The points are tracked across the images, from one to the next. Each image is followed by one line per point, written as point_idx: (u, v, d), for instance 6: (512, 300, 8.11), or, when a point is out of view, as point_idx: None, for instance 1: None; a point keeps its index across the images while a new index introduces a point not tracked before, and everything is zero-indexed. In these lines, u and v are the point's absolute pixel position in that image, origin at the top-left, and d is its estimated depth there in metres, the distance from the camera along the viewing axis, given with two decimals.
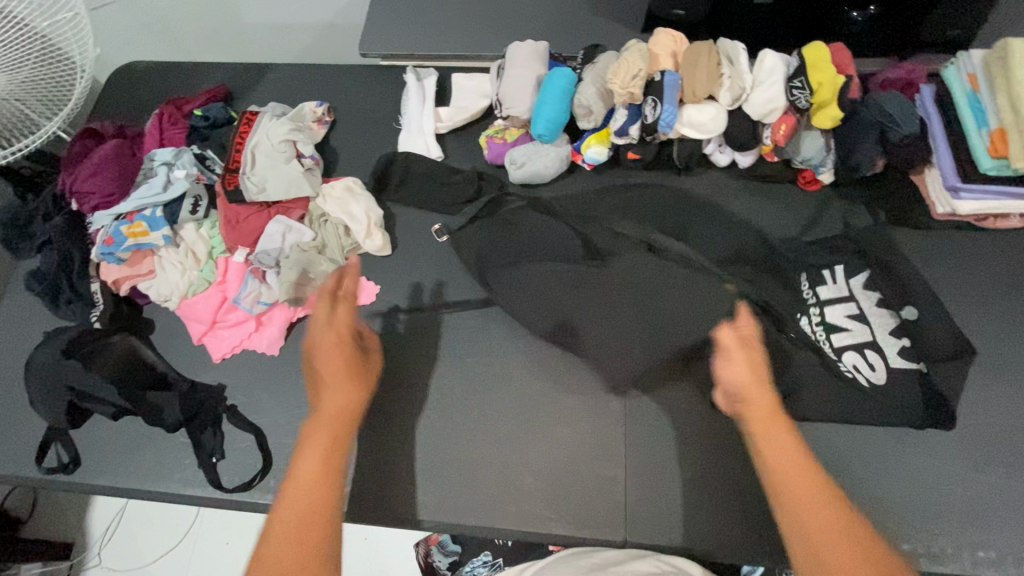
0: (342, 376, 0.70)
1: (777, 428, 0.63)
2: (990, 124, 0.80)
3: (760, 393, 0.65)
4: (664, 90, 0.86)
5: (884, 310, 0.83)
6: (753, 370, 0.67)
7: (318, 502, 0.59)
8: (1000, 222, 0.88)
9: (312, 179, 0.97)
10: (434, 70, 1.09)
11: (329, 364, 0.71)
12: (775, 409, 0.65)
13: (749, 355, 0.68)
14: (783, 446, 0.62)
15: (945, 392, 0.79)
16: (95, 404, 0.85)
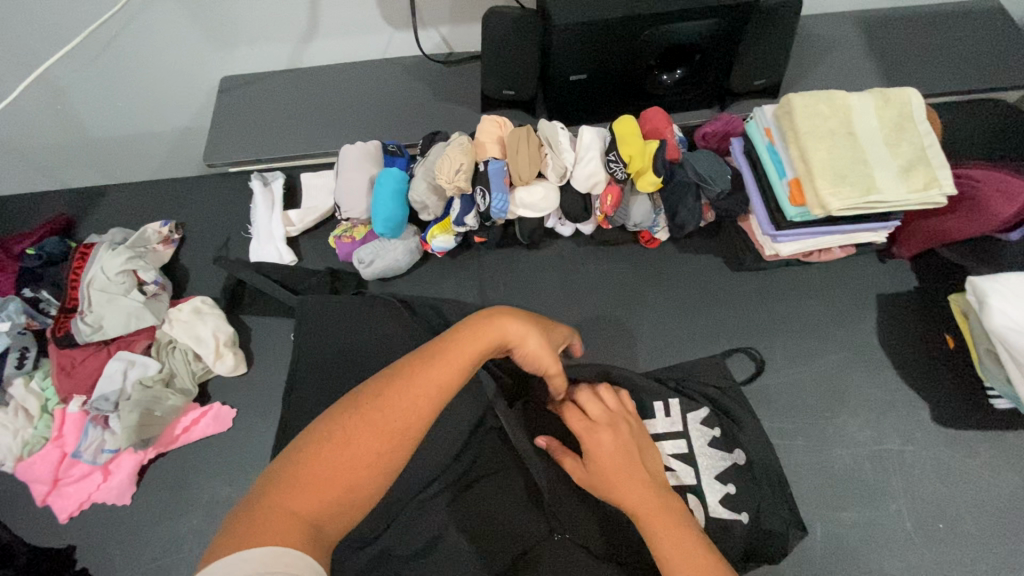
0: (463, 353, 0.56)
1: (655, 518, 0.59)
2: (788, 175, 0.85)
3: (642, 496, 0.61)
4: (489, 179, 0.89)
5: (713, 448, 0.81)
6: (615, 471, 0.63)
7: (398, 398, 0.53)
8: (823, 255, 0.93)
9: (156, 307, 0.93)
10: (282, 173, 1.09)
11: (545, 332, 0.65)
12: (649, 498, 0.61)
13: (616, 458, 0.64)
14: (670, 536, 0.58)
15: (774, 535, 0.76)
16: None
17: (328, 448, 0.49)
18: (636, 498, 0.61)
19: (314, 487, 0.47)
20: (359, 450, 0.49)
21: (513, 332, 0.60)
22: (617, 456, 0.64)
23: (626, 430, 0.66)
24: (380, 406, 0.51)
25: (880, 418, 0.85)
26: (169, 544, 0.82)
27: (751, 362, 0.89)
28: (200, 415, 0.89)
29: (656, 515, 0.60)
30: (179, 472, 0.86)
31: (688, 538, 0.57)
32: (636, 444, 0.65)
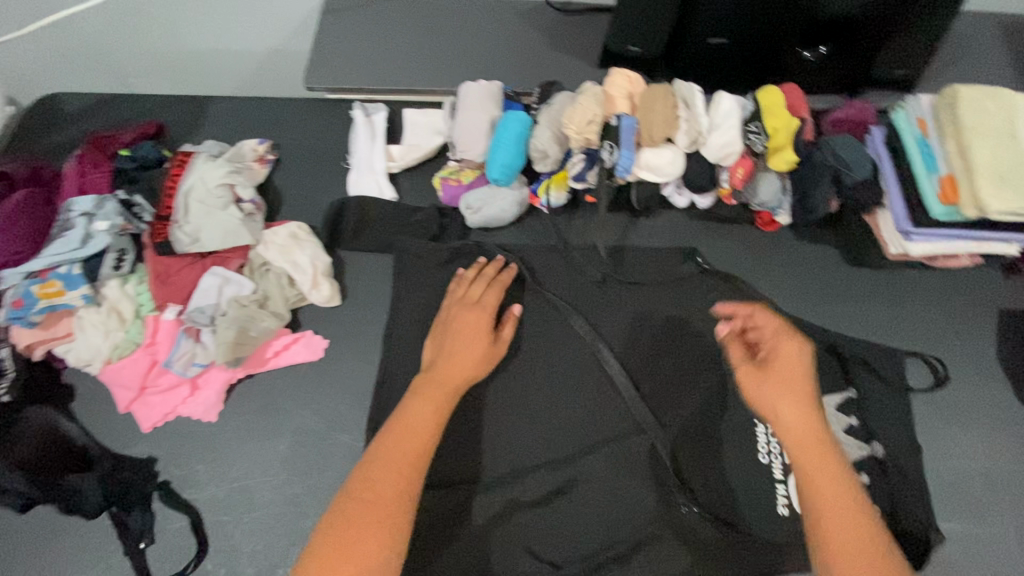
0: (458, 362, 0.78)
1: (824, 456, 0.65)
2: (940, 171, 0.81)
3: (817, 449, 0.65)
4: (620, 134, 0.84)
5: (850, 436, 0.79)
6: (800, 391, 0.67)
7: (412, 449, 0.70)
8: (947, 262, 0.89)
9: (252, 226, 0.89)
10: (384, 106, 1.04)
11: (467, 342, 0.80)
12: (825, 441, 0.65)
13: (794, 367, 0.69)
14: (824, 469, 0.64)
15: (909, 529, 0.75)
16: None
17: (357, 509, 0.64)
18: (795, 425, 0.66)
19: (359, 514, 0.64)
20: (402, 449, 0.69)
21: (462, 359, 0.78)
22: (798, 371, 0.69)
23: (800, 349, 0.71)
24: (381, 457, 0.69)
25: (993, 435, 0.82)
26: (253, 467, 0.81)
27: (932, 373, 0.85)
28: (292, 340, 0.87)
29: (819, 459, 0.64)
30: (266, 397, 0.84)
31: (846, 482, 0.64)
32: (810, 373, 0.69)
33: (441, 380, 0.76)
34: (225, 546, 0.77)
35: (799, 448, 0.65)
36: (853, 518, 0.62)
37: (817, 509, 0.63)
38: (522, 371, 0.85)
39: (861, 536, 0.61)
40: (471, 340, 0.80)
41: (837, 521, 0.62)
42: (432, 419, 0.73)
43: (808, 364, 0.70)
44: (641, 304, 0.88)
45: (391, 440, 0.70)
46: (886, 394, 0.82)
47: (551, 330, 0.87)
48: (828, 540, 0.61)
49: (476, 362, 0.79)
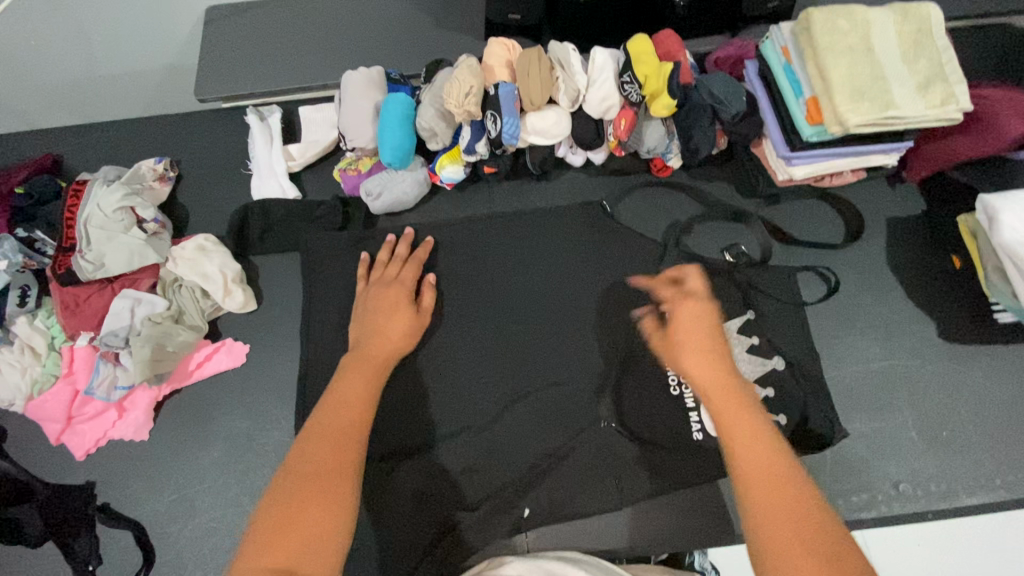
0: (392, 332, 0.79)
1: (722, 395, 0.62)
2: (806, 94, 0.84)
3: (731, 404, 0.61)
4: (500, 103, 0.86)
5: (751, 354, 0.84)
6: (694, 342, 0.68)
7: (350, 416, 0.67)
8: (834, 179, 0.92)
9: (159, 244, 0.90)
10: (279, 107, 1.04)
11: (390, 318, 0.80)
12: (738, 400, 0.62)
13: (692, 328, 0.70)
14: (735, 417, 0.60)
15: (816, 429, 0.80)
16: None
17: (296, 477, 0.60)
18: (706, 374, 0.65)
19: (306, 491, 0.58)
20: (339, 418, 0.66)
21: (389, 334, 0.79)
22: (699, 331, 0.69)
23: (707, 316, 0.71)
24: (314, 429, 0.65)
25: (888, 337, 0.87)
26: (191, 476, 0.83)
27: (824, 281, 0.89)
28: (213, 350, 0.88)
29: (734, 415, 0.60)
30: (195, 408, 0.86)
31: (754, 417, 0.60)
32: (714, 332, 0.69)
33: (366, 359, 0.75)
34: (172, 554, 0.79)
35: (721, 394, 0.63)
36: (770, 459, 0.56)
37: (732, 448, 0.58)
38: (436, 346, 0.87)
39: (771, 479, 0.54)
40: (389, 316, 0.80)
41: (753, 461, 0.56)
42: (365, 390, 0.71)
43: (710, 320, 0.70)
44: (545, 259, 0.92)
45: (326, 415, 0.67)
46: (785, 316, 0.87)
47: (465, 296, 0.90)
48: (748, 484, 0.55)
49: (402, 336, 0.79)
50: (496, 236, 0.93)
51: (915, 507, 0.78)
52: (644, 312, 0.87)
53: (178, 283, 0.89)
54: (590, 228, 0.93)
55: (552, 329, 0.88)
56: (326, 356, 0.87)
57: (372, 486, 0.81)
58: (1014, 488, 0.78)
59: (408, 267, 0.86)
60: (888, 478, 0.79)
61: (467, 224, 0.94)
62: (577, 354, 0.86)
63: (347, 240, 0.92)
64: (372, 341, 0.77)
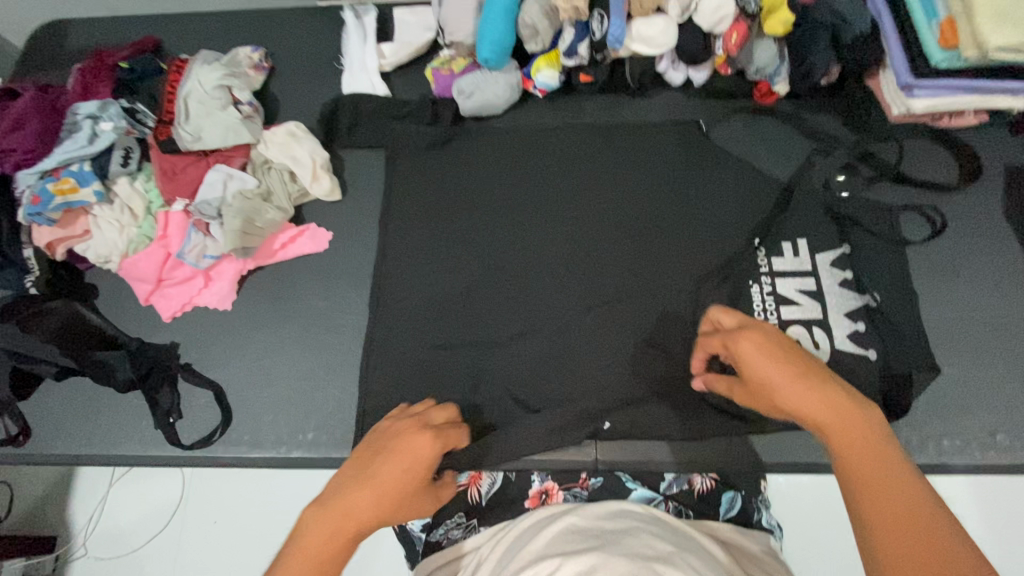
0: (386, 489, 0.48)
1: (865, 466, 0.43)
2: (940, 16, 0.78)
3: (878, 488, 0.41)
4: (610, 3, 0.84)
5: (844, 287, 0.80)
6: (775, 385, 0.47)
7: None
8: (954, 120, 0.87)
9: (252, 126, 0.92)
10: (374, 7, 1.03)
11: (385, 476, 0.49)
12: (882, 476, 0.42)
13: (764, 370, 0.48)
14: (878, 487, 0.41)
15: (908, 368, 0.76)
16: (36, 368, 0.80)
17: None
18: (813, 406, 0.45)
19: None
20: None
21: (371, 492, 0.48)
22: (776, 370, 0.47)
23: (769, 343, 0.49)
24: None
25: (996, 286, 0.81)
26: (270, 348, 0.85)
27: (928, 222, 0.85)
28: (297, 233, 0.90)
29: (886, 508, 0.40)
30: (276, 285, 0.88)
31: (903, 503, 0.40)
32: (802, 369, 0.47)
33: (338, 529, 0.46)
34: (246, 418, 0.81)
35: (850, 438, 0.44)
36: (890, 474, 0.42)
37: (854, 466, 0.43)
38: (518, 250, 0.87)
39: (900, 513, 0.40)
40: (376, 485, 0.48)
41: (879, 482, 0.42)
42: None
43: (777, 347, 0.49)
44: (633, 175, 0.89)
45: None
46: (886, 252, 0.82)
47: (549, 205, 0.89)
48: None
49: (391, 509, 0.48)
50: (583, 148, 0.92)
51: (1013, 459, 0.73)
52: (733, 236, 0.84)
53: (268, 164, 0.91)
54: (682, 150, 0.90)
55: (635, 246, 0.85)
56: (406, 248, 0.88)
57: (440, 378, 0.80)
58: None
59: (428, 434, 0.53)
60: (984, 426, 0.75)
61: (551, 133, 0.93)
62: (660, 272, 0.84)
63: (440, 136, 0.93)
64: (353, 509, 0.47)
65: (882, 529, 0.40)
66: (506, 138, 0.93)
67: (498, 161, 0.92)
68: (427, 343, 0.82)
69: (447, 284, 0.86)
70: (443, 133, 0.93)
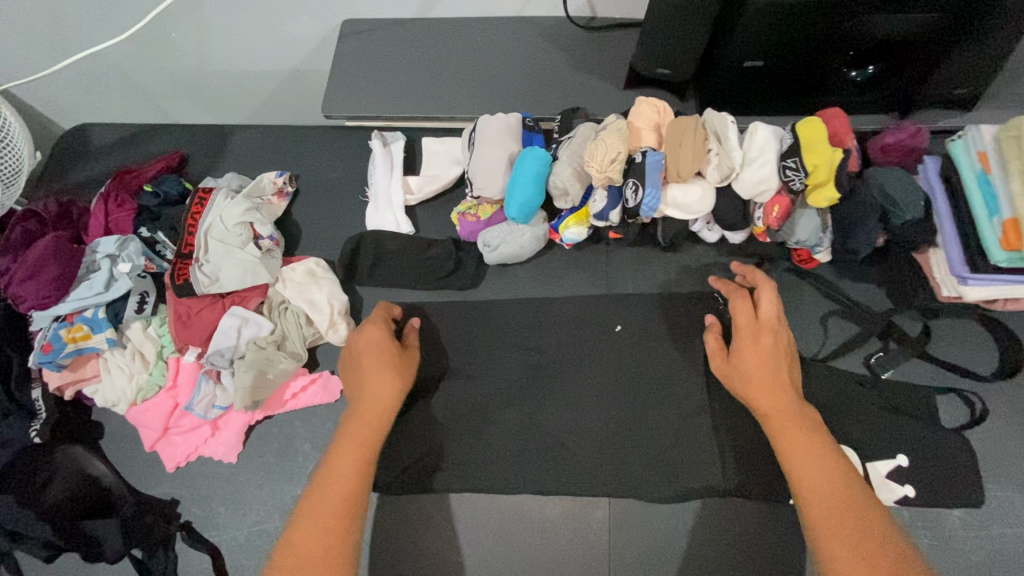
0: (380, 365, 0.73)
1: (789, 426, 0.64)
2: (1003, 213, 0.73)
3: (804, 443, 0.63)
4: (646, 172, 0.80)
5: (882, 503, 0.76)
6: (755, 377, 0.68)
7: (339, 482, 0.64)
8: (1010, 304, 0.80)
9: (271, 263, 0.89)
10: (402, 134, 1.01)
11: (370, 351, 0.75)
12: (806, 433, 0.63)
13: (756, 357, 0.69)
14: (806, 449, 0.62)
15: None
16: (26, 540, 0.78)
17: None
18: (768, 404, 0.67)
19: None
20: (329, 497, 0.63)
21: (368, 370, 0.74)
22: (763, 357, 0.69)
23: (768, 341, 0.70)
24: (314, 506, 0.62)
25: None
26: (273, 510, 0.81)
27: (968, 417, 0.79)
28: (309, 381, 0.86)
29: (823, 468, 0.60)
30: (286, 438, 0.85)
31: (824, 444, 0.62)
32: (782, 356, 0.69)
33: (361, 425, 0.69)
34: None
35: (819, 482, 0.59)
36: (823, 469, 0.60)
37: (795, 475, 0.61)
38: (538, 417, 0.83)
39: (837, 498, 0.58)
40: (370, 366, 0.74)
41: (820, 495, 0.58)
42: (354, 468, 0.65)
43: (772, 341, 0.70)
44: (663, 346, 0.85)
45: (310, 507, 0.62)
46: (924, 453, 0.78)
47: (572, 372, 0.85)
48: (815, 509, 0.58)
49: (391, 398, 0.71)
50: (610, 308, 0.88)
51: None
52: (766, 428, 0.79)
53: (284, 305, 0.88)
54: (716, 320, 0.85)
55: (661, 425, 0.81)
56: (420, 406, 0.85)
57: (453, 552, 0.79)
58: None
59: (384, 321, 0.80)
60: None
61: (576, 290, 0.90)
62: (687, 455, 0.79)
63: (461, 285, 0.91)
64: (363, 397, 0.72)
65: (813, 492, 0.59)
66: (529, 290, 0.91)
67: (520, 316, 0.89)
68: (442, 519, 0.80)
69: (465, 449, 0.82)
70: (466, 282, 0.91)
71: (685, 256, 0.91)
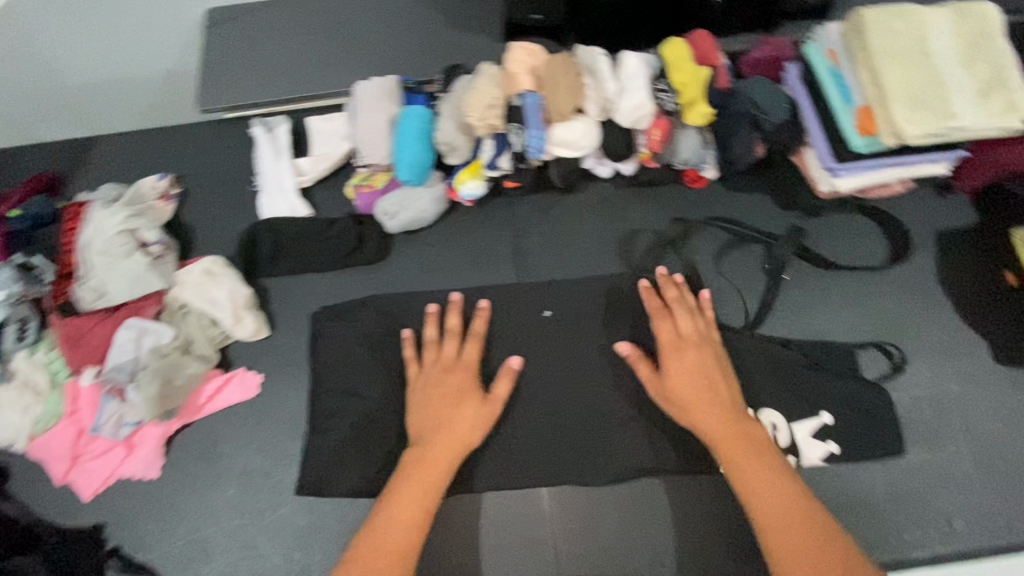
0: (453, 380, 0.76)
1: (736, 443, 0.69)
2: (856, 102, 0.78)
3: (750, 462, 0.67)
4: (526, 114, 0.80)
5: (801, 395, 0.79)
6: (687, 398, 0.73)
7: (407, 513, 0.67)
8: (881, 190, 0.86)
9: (163, 268, 0.85)
10: (285, 116, 0.97)
11: (447, 374, 0.77)
12: (756, 452, 0.68)
13: (690, 381, 0.73)
14: (751, 469, 0.66)
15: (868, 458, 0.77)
16: None
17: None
18: (716, 425, 0.70)
19: None
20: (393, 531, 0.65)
21: (445, 417, 0.73)
22: (693, 378, 0.73)
23: (703, 357, 0.75)
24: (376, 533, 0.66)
25: (938, 360, 0.82)
26: (205, 517, 0.78)
27: (861, 301, 0.85)
28: (223, 381, 0.84)
29: (764, 479, 0.65)
30: (208, 444, 0.82)
31: (768, 461, 0.67)
32: (716, 367, 0.75)
33: (430, 461, 0.70)
34: None
35: (769, 497, 0.64)
36: (771, 482, 0.65)
37: (742, 484, 0.66)
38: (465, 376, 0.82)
39: (785, 503, 0.63)
40: (432, 383, 0.76)
41: (772, 509, 0.63)
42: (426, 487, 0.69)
43: (706, 360, 0.74)
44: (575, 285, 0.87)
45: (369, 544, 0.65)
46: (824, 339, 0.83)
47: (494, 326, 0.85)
48: (765, 522, 0.63)
49: (471, 424, 0.73)
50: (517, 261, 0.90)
51: (970, 545, 0.74)
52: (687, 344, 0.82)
53: (185, 308, 0.84)
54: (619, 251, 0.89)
55: (583, 358, 0.83)
56: (333, 390, 0.81)
57: None
58: None
59: (452, 319, 0.82)
60: (941, 513, 0.76)
61: (485, 245, 0.91)
62: (611, 383, 0.81)
63: (366, 258, 0.89)
64: (428, 424, 0.73)
65: (761, 508, 0.64)
66: (439, 253, 0.90)
67: (436, 279, 0.89)
68: None
69: None
70: (371, 256, 0.89)
71: (584, 194, 0.93)
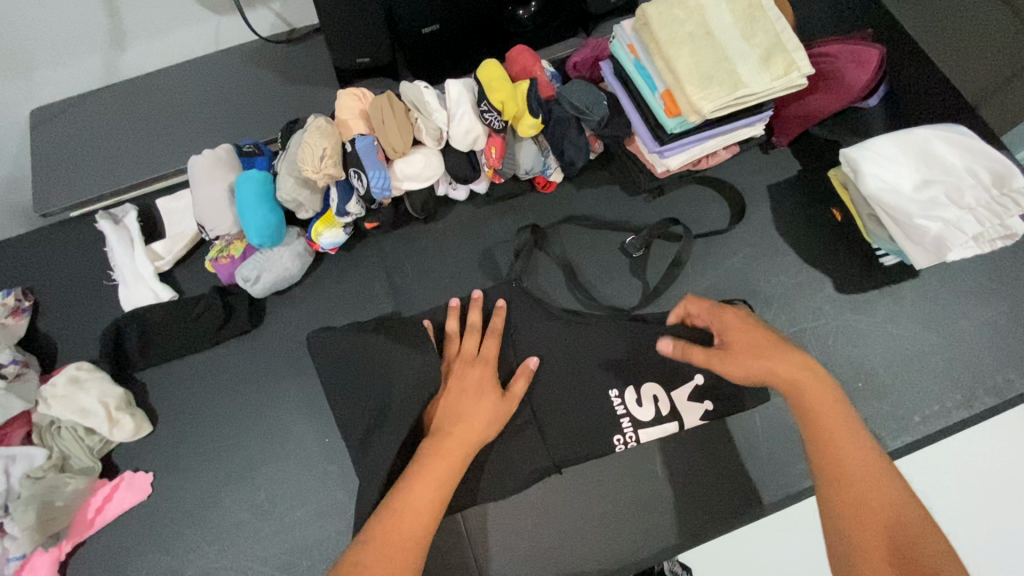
0: (475, 376, 0.78)
1: (816, 395, 0.67)
2: (660, 89, 0.84)
3: (833, 418, 0.66)
4: (361, 158, 0.82)
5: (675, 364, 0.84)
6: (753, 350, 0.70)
7: (411, 517, 0.64)
8: (711, 160, 0.93)
9: (24, 387, 0.81)
10: (132, 204, 0.94)
11: (466, 372, 0.78)
12: (831, 401, 0.67)
13: (747, 338, 0.72)
14: (834, 424, 0.65)
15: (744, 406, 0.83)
16: None
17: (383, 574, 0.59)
18: (797, 370, 0.68)
19: None
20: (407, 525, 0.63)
21: (463, 410, 0.74)
22: (750, 333, 0.72)
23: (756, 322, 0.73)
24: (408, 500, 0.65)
25: (791, 303, 0.89)
26: None
27: (715, 263, 0.92)
28: (111, 490, 0.80)
29: (840, 430, 0.65)
30: (108, 557, 0.79)
31: (847, 414, 0.66)
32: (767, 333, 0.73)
33: (448, 448, 0.70)
34: None
35: (837, 451, 0.64)
36: (846, 424, 0.66)
37: (813, 432, 0.66)
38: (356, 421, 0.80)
39: (861, 458, 0.63)
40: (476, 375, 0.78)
41: (849, 461, 0.63)
42: (435, 491, 0.67)
43: (754, 325, 0.73)
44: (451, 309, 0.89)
45: (383, 532, 0.62)
46: None
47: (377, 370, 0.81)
48: (835, 480, 0.62)
49: (486, 422, 0.74)
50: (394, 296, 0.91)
51: None
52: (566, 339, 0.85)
53: (54, 423, 0.80)
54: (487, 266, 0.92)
55: None
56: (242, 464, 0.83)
57: None
58: (931, 420, 0.84)
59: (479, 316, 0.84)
60: None
61: (359, 289, 0.92)
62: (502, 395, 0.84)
63: (239, 327, 0.88)
64: (446, 414, 0.74)
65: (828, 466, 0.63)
66: (314, 307, 0.91)
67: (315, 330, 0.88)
68: (304, 558, 0.79)
69: (304, 481, 0.82)
70: (243, 324, 0.88)
71: (445, 220, 0.95)
